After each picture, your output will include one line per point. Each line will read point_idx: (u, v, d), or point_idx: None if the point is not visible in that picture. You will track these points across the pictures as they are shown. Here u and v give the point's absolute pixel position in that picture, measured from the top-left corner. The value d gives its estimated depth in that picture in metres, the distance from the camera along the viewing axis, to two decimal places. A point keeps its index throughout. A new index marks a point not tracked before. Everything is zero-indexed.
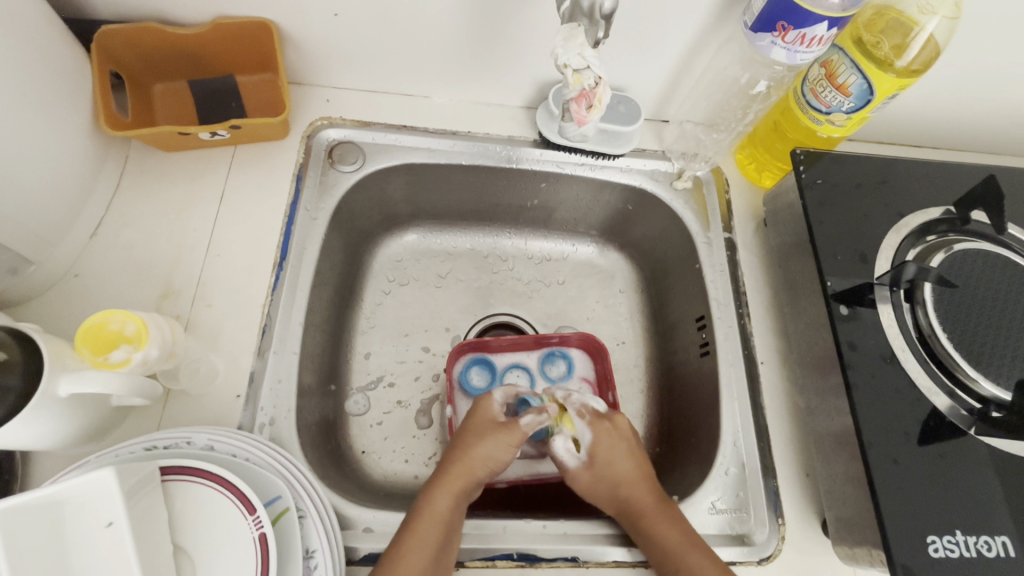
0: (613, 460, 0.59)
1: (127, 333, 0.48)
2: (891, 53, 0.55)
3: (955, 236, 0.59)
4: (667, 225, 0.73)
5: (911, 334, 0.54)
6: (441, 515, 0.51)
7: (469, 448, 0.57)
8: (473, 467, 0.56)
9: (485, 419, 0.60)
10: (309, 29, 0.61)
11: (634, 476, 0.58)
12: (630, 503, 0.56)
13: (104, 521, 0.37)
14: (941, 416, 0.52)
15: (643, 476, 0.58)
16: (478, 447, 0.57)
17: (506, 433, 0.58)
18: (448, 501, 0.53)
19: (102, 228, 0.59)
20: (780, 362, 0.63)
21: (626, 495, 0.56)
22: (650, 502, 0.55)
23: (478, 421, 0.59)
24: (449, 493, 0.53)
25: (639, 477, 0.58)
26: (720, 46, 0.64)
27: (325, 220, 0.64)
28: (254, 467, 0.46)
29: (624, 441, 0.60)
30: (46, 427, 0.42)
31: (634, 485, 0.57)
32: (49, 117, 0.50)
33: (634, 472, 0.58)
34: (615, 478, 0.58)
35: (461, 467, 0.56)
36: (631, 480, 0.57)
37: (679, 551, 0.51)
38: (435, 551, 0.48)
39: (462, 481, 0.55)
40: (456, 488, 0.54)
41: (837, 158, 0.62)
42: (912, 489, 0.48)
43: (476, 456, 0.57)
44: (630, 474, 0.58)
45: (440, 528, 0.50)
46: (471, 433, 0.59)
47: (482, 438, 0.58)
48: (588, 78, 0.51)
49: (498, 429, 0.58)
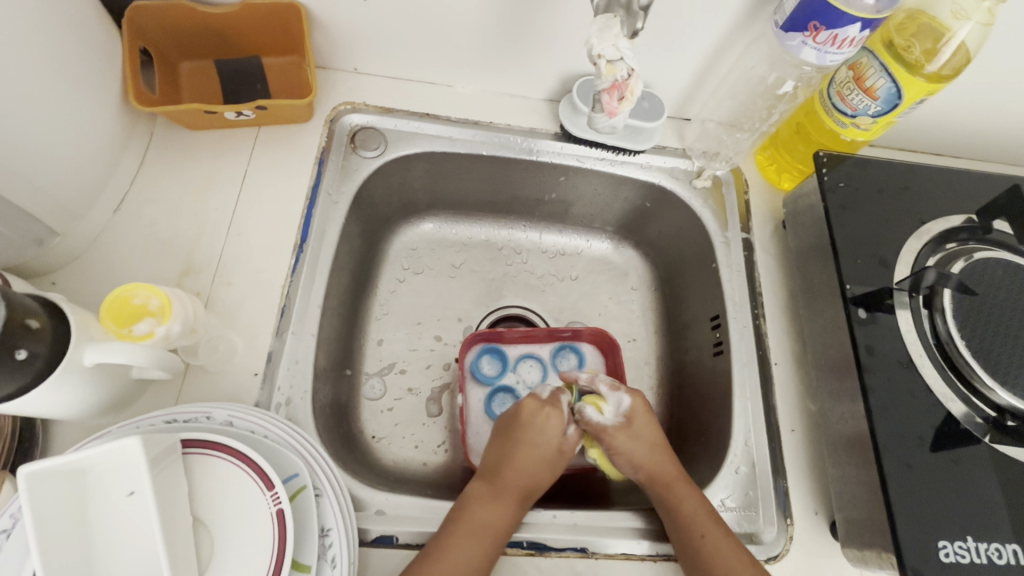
0: (637, 438, 0.59)
1: (152, 307, 0.48)
2: (921, 58, 0.54)
3: (975, 245, 0.59)
4: (685, 223, 0.73)
5: (929, 340, 0.54)
6: (490, 522, 0.51)
7: (525, 462, 0.57)
8: (537, 483, 0.57)
9: (551, 443, 0.59)
10: (337, 13, 0.61)
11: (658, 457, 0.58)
12: (647, 475, 0.57)
13: (126, 490, 0.38)
14: (956, 423, 0.52)
15: (665, 456, 0.58)
16: (543, 466, 0.58)
17: (566, 457, 0.60)
18: (498, 510, 0.53)
19: (126, 203, 0.59)
20: (794, 364, 0.63)
21: (645, 473, 0.58)
22: (670, 479, 0.56)
23: (536, 427, 0.59)
24: (502, 501, 0.54)
25: (662, 454, 0.58)
26: (748, 46, 0.63)
27: (346, 205, 0.65)
28: (272, 444, 0.46)
29: (646, 421, 0.60)
30: (69, 395, 0.43)
31: (658, 463, 0.58)
32: (79, 90, 0.50)
33: (654, 451, 0.58)
34: (634, 457, 0.58)
35: (515, 479, 0.56)
36: (652, 453, 0.58)
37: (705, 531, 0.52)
38: (486, 555, 0.49)
39: (518, 492, 0.55)
40: (510, 497, 0.54)
41: (860, 162, 0.62)
42: (926, 494, 0.49)
43: (539, 474, 0.57)
44: (649, 448, 0.58)
45: (484, 530, 0.51)
46: (539, 455, 0.58)
47: (535, 447, 0.58)
48: (622, 70, 0.50)
49: (557, 450, 0.59)
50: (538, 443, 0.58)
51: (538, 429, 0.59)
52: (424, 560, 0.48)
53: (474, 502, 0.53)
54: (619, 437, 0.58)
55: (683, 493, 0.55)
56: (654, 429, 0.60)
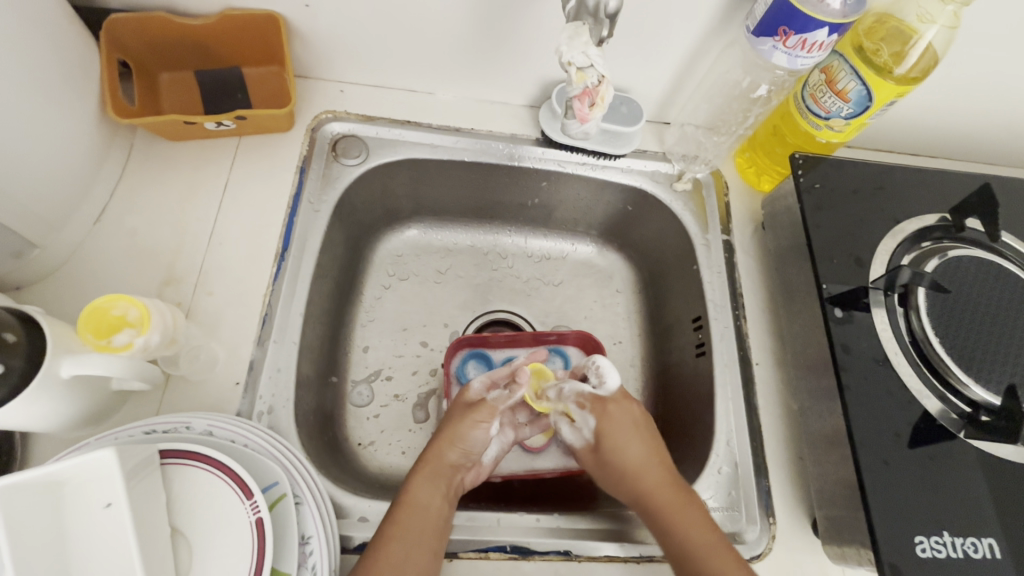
0: (629, 431, 0.60)
1: (132, 318, 0.48)
2: (890, 60, 0.55)
3: (949, 243, 0.60)
4: (666, 226, 0.74)
5: (904, 338, 0.55)
6: (430, 503, 0.53)
7: (461, 433, 0.58)
8: (452, 457, 0.58)
9: (462, 407, 0.61)
10: (316, 22, 0.62)
11: (643, 462, 0.57)
12: (637, 476, 0.57)
13: (103, 502, 0.38)
14: (932, 419, 0.52)
15: (661, 460, 0.58)
16: (455, 437, 0.58)
17: (484, 414, 0.60)
18: (432, 489, 0.54)
19: (107, 214, 0.59)
20: (775, 364, 0.64)
21: (641, 479, 0.56)
22: (664, 491, 0.55)
23: (463, 403, 0.62)
24: (437, 480, 0.55)
25: (646, 447, 0.58)
26: (723, 50, 0.64)
27: (328, 213, 0.65)
28: (252, 454, 0.46)
29: (628, 402, 0.62)
30: (46, 407, 0.42)
31: (642, 460, 0.58)
32: (55, 104, 0.50)
33: (649, 452, 0.58)
34: (625, 455, 0.58)
35: (445, 452, 0.57)
36: (638, 442, 0.59)
37: (705, 547, 0.50)
38: (417, 539, 0.49)
39: (446, 472, 0.57)
40: (436, 475, 0.56)
41: (835, 164, 0.63)
42: (903, 491, 0.49)
43: (450, 442, 0.58)
44: (646, 447, 0.59)
45: (422, 511, 0.52)
46: (450, 426, 0.59)
47: (463, 419, 0.59)
48: (592, 77, 0.51)
49: (471, 411, 0.60)
50: (451, 417, 0.61)
51: (454, 405, 0.62)
52: (377, 549, 0.48)
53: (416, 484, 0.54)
54: (606, 415, 0.60)
55: (662, 494, 0.55)
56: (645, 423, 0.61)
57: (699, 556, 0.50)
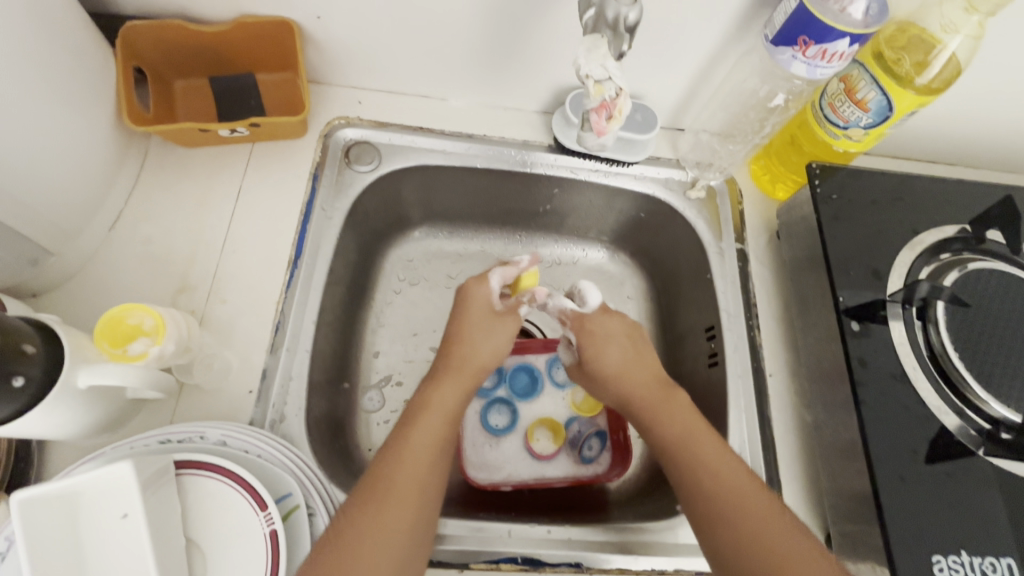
0: (613, 343, 0.59)
1: (147, 327, 0.48)
2: (912, 70, 0.54)
3: (970, 255, 0.59)
4: (680, 234, 0.73)
5: (923, 352, 0.54)
6: (451, 412, 0.51)
7: (472, 340, 0.56)
8: (477, 357, 0.56)
9: (479, 308, 0.58)
10: (330, 29, 0.62)
11: (635, 377, 0.57)
12: (647, 408, 0.55)
13: (118, 513, 0.38)
14: (950, 436, 0.51)
15: (648, 372, 0.57)
16: (476, 338, 0.57)
17: (504, 321, 0.58)
18: (456, 395, 0.52)
19: (121, 221, 0.60)
20: (789, 375, 0.63)
21: (641, 401, 0.55)
22: (674, 414, 0.53)
23: (484, 309, 0.58)
24: (460, 390, 0.53)
25: (634, 360, 0.58)
26: (739, 58, 0.63)
27: (340, 219, 0.65)
28: (265, 464, 0.46)
29: (615, 315, 0.61)
30: (62, 417, 0.43)
31: (636, 377, 0.57)
32: (71, 112, 0.50)
33: (636, 361, 0.58)
34: (612, 364, 0.58)
35: (464, 358, 0.55)
36: (630, 358, 0.58)
37: (727, 481, 0.48)
38: (429, 473, 0.47)
39: (467, 370, 0.55)
40: (462, 387, 0.54)
41: (853, 173, 0.62)
42: (921, 509, 0.48)
43: (473, 347, 0.56)
44: (631, 355, 0.58)
45: (445, 428, 0.50)
46: (466, 326, 0.57)
47: (491, 325, 0.58)
48: (610, 89, 0.50)
49: (493, 318, 0.58)
50: (461, 317, 0.58)
51: (460, 300, 0.59)
52: (369, 486, 0.45)
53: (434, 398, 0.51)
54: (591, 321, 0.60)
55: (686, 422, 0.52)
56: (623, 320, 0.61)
57: (720, 487, 0.48)
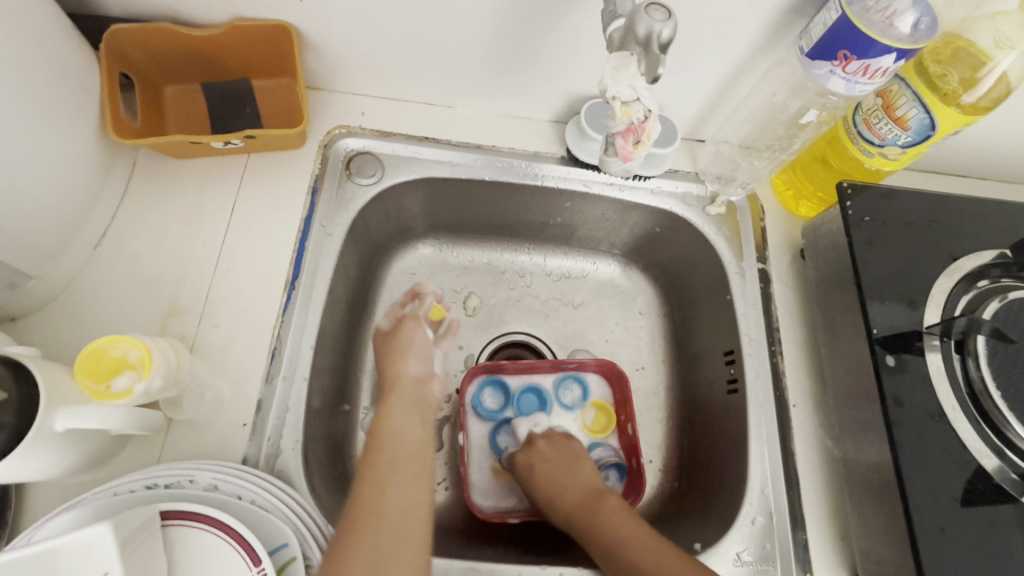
0: (559, 462, 0.62)
1: (132, 359, 0.44)
2: (958, 86, 0.50)
3: (1010, 283, 0.55)
4: (697, 250, 0.70)
5: (962, 389, 0.51)
6: (408, 427, 0.55)
7: (404, 369, 0.61)
8: (406, 377, 0.61)
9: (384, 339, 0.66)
10: (331, 33, 0.58)
11: (578, 487, 0.59)
12: (579, 511, 0.57)
13: (97, 573, 0.35)
14: (991, 481, 0.48)
15: (585, 480, 0.60)
16: (404, 360, 0.62)
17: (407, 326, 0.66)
18: (408, 409, 0.57)
19: (107, 239, 0.56)
20: (813, 405, 0.60)
21: (569, 503, 0.58)
22: (602, 506, 0.56)
23: (386, 338, 0.66)
24: (409, 403, 0.58)
25: (575, 473, 0.61)
26: (767, 69, 0.59)
27: (340, 236, 0.61)
28: (260, 512, 0.43)
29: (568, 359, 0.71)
30: (39, 463, 0.39)
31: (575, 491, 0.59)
32: (51, 126, 0.47)
33: (574, 474, 0.61)
34: (545, 476, 0.61)
35: (403, 386, 0.59)
36: (564, 468, 0.61)
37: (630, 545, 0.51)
38: (411, 485, 0.49)
39: (412, 389, 0.59)
40: (410, 401, 0.58)
41: (886, 194, 0.58)
42: (959, 561, 0.45)
43: (399, 367, 0.61)
44: (569, 467, 0.61)
45: (407, 435, 0.54)
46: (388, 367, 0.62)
47: (397, 341, 0.64)
48: (637, 112, 0.48)
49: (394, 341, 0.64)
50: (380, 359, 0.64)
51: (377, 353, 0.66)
52: (355, 509, 0.46)
53: (393, 417, 0.55)
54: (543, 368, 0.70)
55: (602, 513, 0.55)
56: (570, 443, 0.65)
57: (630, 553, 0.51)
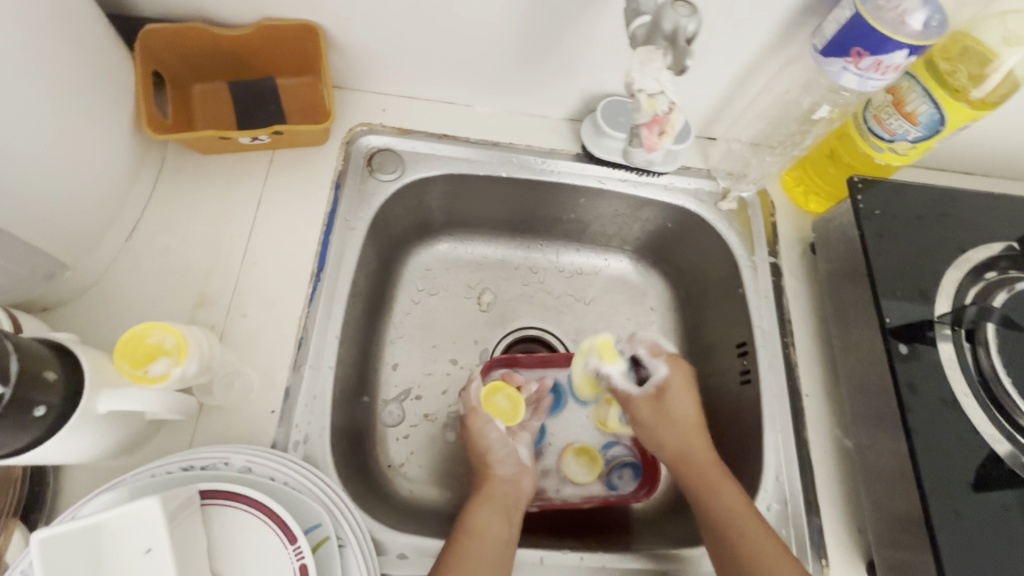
0: (687, 408, 0.62)
1: (168, 346, 0.46)
2: (967, 83, 0.52)
3: (1018, 274, 0.57)
4: (709, 245, 0.71)
5: (973, 376, 0.52)
6: (499, 462, 0.61)
7: (495, 469, 0.61)
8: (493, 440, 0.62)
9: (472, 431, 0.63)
10: (356, 33, 0.59)
11: (699, 445, 0.60)
12: (699, 480, 0.57)
13: (142, 547, 0.36)
14: (1003, 465, 0.49)
15: (699, 427, 0.62)
16: (488, 432, 0.62)
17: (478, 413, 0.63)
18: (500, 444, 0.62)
19: (137, 232, 0.57)
20: (825, 394, 0.62)
21: (699, 461, 0.59)
22: (714, 473, 0.57)
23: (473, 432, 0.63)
24: (501, 452, 0.62)
25: (698, 430, 0.61)
26: (778, 67, 0.61)
27: (362, 230, 0.62)
28: (294, 493, 0.44)
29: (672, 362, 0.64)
30: (82, 445, 0.41)
31: (695, 448, 0.60)
32: (90, 122, 0.48)
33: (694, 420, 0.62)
34: (663, 439, 0.62)
35: (497, 486, 0.59)
36: (684, 432, 0.61)
37: (747, 553, 0.51)
38: (501, 519, 0.55)
39: (503, 442, 0.62)
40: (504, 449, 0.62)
41: (896, 187, 0.60)
42: (973, 542, 0.47)
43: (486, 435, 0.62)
44: (695, 415, 0.62)
45: (504, 478, 0.60)
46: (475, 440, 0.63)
47: (476, 429, 0.63)
48: (663, 104, 0.48)
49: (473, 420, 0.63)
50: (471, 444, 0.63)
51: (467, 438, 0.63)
52: (456, 539, 0.52)
53: (490, 452, 0.62)
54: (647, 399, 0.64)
55: (723, 490, 0.55)
56: (695, 383, 0.65)
57: (745, 558, 0.51)
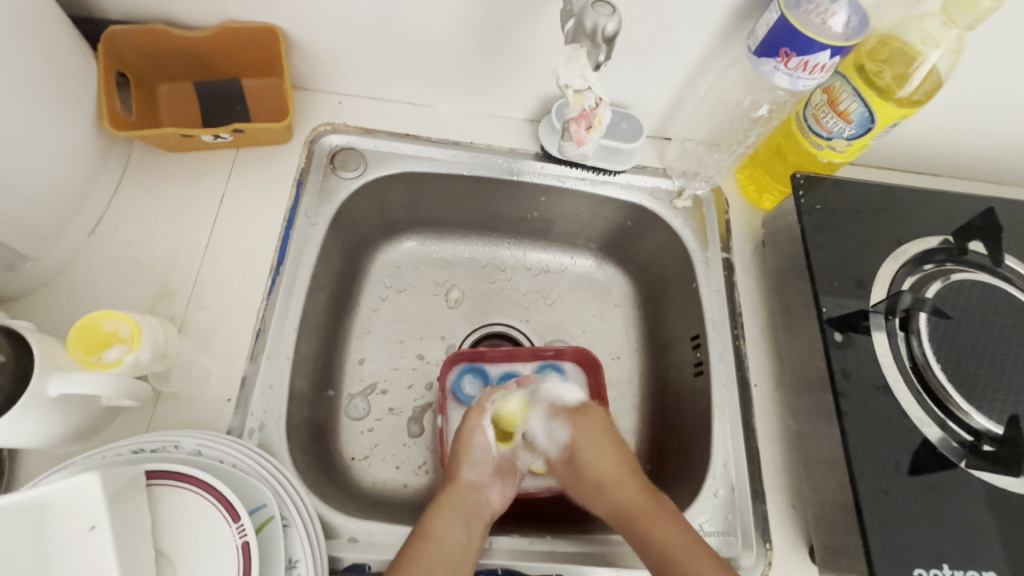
0: (598, 442, 0.64)
1: (123, 334, 0.48)
2: (892, 82, 0.55)
3: (952, 266, 0.59)
4: (666, 242, 0.73)
5: (905, 363, 0.54)
6: (473, 468, 0.62)
7: (462, 471, 0.61)
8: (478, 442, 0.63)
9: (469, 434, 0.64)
10: (315, 35, 0.61)
11: (618, 475, 0.62)
12: (631, 512, 0.58)
13: (87, 524, 0.37)
14: (933, 448, 0.51)
15: (630, 471, 0.62)
16: (475, 435, 0.63)
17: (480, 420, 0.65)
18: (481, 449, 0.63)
19: (101, 227, 0.59)
20: (774, 385, 0.63)
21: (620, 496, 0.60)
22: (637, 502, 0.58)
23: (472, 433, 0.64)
24: (479, 457, 0.63)
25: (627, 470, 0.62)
26: (723, 68, 0.64)
27: (324, 226, 0.64)
28: (241, 475, 0.45)
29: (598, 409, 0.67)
30: (33, 427, 0.42)
31: (626, 493, 0.60)
32: (51, 118, 0.50)
33: (620, 462, 0.63)
34: (598, 462, 0.63)
35: (460, 491, 0.59)
36: (616, 466, 0.62)
37: (671, 551, 0.52)
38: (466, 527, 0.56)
39: (484, 448, 0.64)
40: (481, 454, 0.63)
41: (837, 184, 0.62)
42: (901, 521, 0.48)
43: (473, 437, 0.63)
44: (617, 461, 0.63)
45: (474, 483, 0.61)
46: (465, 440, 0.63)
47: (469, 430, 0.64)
48: (589, 99, 0.52)
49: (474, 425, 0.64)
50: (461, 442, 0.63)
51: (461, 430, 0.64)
52: (412, 542, 0.52)
53: (467, 457, 0.62)
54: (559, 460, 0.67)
55: (649, 517, 0.56)
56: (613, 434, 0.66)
57: (676, 559, 0.52)
